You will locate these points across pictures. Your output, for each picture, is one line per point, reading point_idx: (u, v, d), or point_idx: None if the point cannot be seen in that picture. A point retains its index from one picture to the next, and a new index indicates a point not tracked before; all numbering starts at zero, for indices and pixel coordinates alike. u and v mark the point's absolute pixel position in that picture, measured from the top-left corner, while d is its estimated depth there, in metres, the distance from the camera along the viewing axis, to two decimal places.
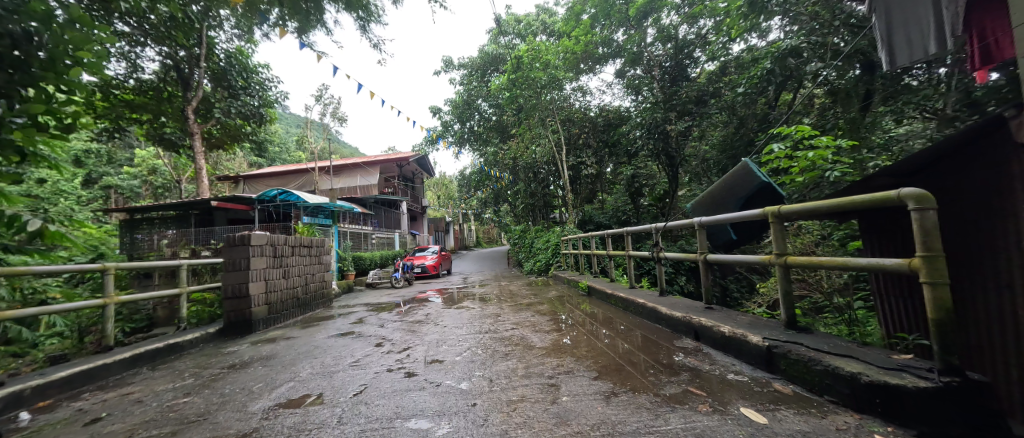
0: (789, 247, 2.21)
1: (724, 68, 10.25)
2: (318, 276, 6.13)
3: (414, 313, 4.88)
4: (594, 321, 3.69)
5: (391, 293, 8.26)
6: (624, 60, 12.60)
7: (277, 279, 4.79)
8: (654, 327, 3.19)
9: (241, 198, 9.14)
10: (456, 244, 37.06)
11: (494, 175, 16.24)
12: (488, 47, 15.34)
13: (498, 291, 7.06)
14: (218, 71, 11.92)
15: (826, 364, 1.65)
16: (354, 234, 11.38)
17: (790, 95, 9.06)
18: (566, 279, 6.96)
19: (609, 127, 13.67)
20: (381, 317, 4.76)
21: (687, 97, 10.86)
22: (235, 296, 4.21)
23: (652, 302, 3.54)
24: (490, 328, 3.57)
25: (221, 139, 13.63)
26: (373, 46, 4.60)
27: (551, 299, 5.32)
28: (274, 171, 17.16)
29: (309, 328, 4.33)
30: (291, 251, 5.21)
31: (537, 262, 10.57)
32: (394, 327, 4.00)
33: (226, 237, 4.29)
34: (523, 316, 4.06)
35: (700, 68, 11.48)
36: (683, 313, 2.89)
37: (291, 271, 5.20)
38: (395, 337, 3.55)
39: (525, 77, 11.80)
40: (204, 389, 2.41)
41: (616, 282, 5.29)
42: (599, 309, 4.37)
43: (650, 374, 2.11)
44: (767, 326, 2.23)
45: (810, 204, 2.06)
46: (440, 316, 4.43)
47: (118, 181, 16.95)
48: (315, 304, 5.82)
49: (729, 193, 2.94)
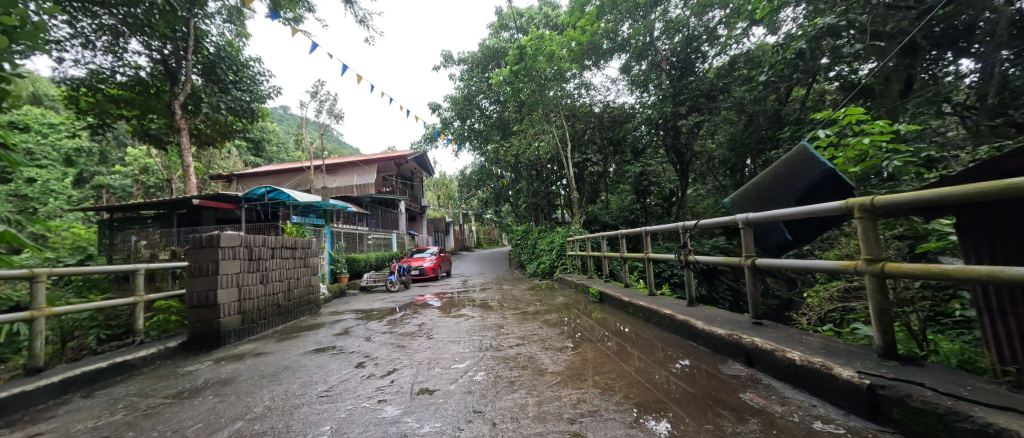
0: (881, 251, 1.69)
1: (735, 61, 9.81)
2: (304, 280, 5.62)
3: (406, 323, 4.35)
4: (613, 335, 3.16)
5: (384, 297, 7.71)
6: (629, 54, 12.07)
7: (251, 286, 4.26)
8: (688, 346, 2.66)
9: (225, 197, 8.40)
10: (456, 245, 36.41)
11: (495, 173, 15.69)
12: (488, 41, 14.82)
13: (500, 296, 6.53)
14: (208, 63, 11.42)
15: (980, 421, 1.12)
16: (349, 234, 10.86)
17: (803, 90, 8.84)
18: (573, 283, 6.44)
19: (614, 124, 13.13)
20: (370, 327, 4.24)
21: (697, 90, 10.33)
22: (200, 304, 3.71)
23: (681, 312, 3.03)
24: (491, 345, 3.04)
25: (211, 136, 13.10)
26: (359, 22, 4.12)
27: (559, 306, 4.79)
28: (268, 170, 16.69)
29: (286, 341, 3.80)
30: (270, 254, 4.69)
31: (541, 265, 10.05)
32: (381, 342, 3.47)
33: (189, 237, 3.76)
34: (530, 328, 3.53)
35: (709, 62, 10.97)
36: (728, 330, 2.36)
37: (271, 275, 4.67)
38: (381, 354, 3.04)
39: (528, 70, 11.22)
40: (129, 431, 1.89)
41: (631, 287, 4.75)
42: (615, 319, 3.83)
43: (707, 419, 1.58)
44: (854, 355, 1.69)
45: (918, 193, 1.53)
46: (435, 327, 3.92)
47: (109, 180, 16.45)
48: (300, 312, 5.32)
49: (782, 183, 2.42)
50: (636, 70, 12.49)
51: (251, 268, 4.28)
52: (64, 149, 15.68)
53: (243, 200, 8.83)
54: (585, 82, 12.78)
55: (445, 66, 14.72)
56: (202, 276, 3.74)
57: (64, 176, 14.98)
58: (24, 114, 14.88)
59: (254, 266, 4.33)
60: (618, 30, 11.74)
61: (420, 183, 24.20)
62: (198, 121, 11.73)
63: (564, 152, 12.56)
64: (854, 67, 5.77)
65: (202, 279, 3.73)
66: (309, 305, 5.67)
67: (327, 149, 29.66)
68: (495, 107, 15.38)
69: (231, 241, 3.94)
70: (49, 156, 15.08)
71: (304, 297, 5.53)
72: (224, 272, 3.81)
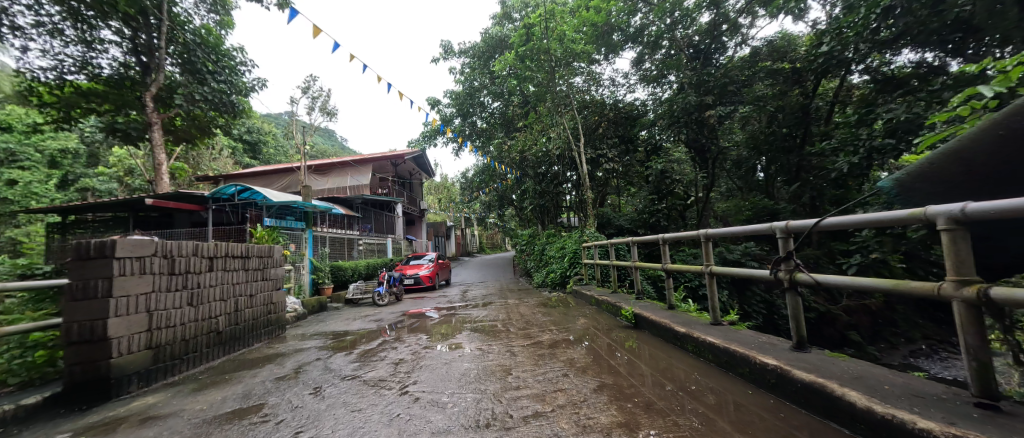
0: None
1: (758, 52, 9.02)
2: (262, 298, 4.51)
3: (379, 358, 3.26)
4: (684, 397, 2.00)
5: (369, 314, 6.58)
6: (642, 45, 11.03)
7: (172, 309, 3.17)
8: (838, 434, 1.50)
9: (188, 196, 7.27)
10: (456, 250, 34.91)
11: (499, 172, 14.56)
12: (491, 30, 13.74)
13: (506, 314, 5.41)
14: (184, 52, 10.32)
15: None
16: (336, 239, 9.74)
17: (833, 81, 8.13)
18: (595, 300, 5.29)
19: (626, 120, 12.00)
20: (328, 367, 3.10)
21: (723, 79, 9.30)
22: (83, 340, 2.62)
23: (798, 365, 1.88)
24: (493, 415, 1.92)
25: (191, 132, 12.10)
26: None
27: (582, 335, 3.67)
28: (259, 171, 15.69)
29: (201, 392, 2.69)
30: (206, 266, 3.60)
31: (551, 274, 8.94)
32: (333, 399, 2.34)
33: (70, 246, 2.68)
34: (551, 380, 2.38)
35: (729, 54, 10.21)
36: (951, 424, 1.21)
37: (206, 293, 3.57)
38: (323, 428, 1.92)
39: (536, 53, 10.13)
40: None
41: (677, 310, 3.59)
42: (670, 361, 2.67)
43: None
44: None
45: None
46: (418, 369, 2.84)
47: (95, 183, 15.35)
48: (254, 337, 4.21)
49: (1019, 143, 1.44)
50: (649, 64, 11.43)
51: (175, 285, 3.21)
52: (47, 150, 14.63)
53: (212, 201, 7.75)
54: (594, 74, 11.65)
55: (445, 58, 13.67)
56: (85, 300, 2.64)
57: (48, 179, 14.07)
58: (7, 114, 13.94)
59: (180, 281, 3.26)
60: (630, 20, 10.58)
61: (419, 185, 23.18)
62: (172, 115, 10.62)
63: (576, 148, 11.38)
64: (887, 59, 6.05)
65: (85, 305, 2.63)
66: (268, 328, 4.56)
67: (325, 150, 28.64)
68: (498, 102, 14.27)
69: (137, 250, 2.87)
70: (32, 156, 14.13)
71: (261, 317, 4.42)
72: (121, 294, 2.71)
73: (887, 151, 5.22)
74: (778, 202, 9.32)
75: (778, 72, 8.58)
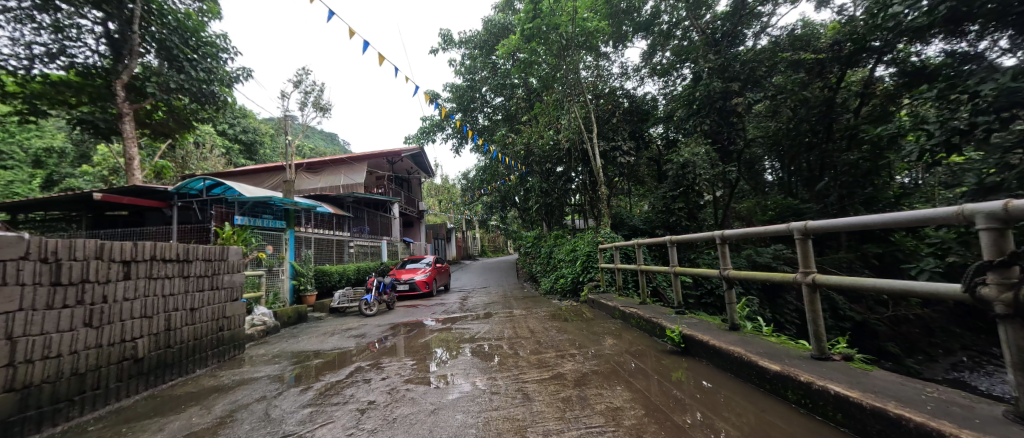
0: None
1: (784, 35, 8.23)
2: (209, 312, 3.64)
3: (340, 399, 2.38)
4: None
5: (352, 326, 5.71)
6: (655, 32, 10.13)
7: (57, 333, 2.30)
8: None
9: (150, 190, 6.51)
10: (457, 252, 33.91)
11: (504, 169, 13.66)
12: (494, 17, 12.90)
13: (510, 329, 4.54)
14: (161, 37, 9.53)
15: None
16: (323, 241, 8.91)
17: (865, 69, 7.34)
18: (620, 313, 4.41)
19: (636, 114, 11.17)
20: (266, 417, 2.18)
21: (749, 64, 8.43)
22: None
23: None
24: None
25: (170, 126, 11.29)
26: None
27: (611, 364, 2.79)
28: (248, 171, 14.93)
29: None
30: (119, 273, 2.74)
31: (560, 280, 8.05)
32: None
33: None
34: None
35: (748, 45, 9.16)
36: None
37: (118, 308, 2.70)
38: None
39: (545, 34, 9.17)
40: None
41: (741, 333, 2.71)
42: (765, 416, 1.77)
43: None
44: None
45: None
46: (388, 424, 1.94)
47: (82, 184, 13.99)
48: (194, 363, 3.33)
49: None
50: (660, 56, 10.63)
51: (61, 300, 2.35)
52: (32, 149, 13.84)
53: (177, 196, 6.99)
54: (602, 66, 10.89)
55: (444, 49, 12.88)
56: None
57: (32, 178, 13.22)
58: None
59: (71, 294, 2.40)
60: (642, 5, 9.77)
61: (418, 184, 22.41)
62: (146, 105, 9.83)
63: (588, 141, 10.47)
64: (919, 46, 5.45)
65: None
66: (217, 349, 3.68)
67: (322, 151, 27.79)
68: (502, 96, 13.42)
69: None
70: (15, 155, 13.40)
71: (206, 337, 3.54)
72: None
73: (971, 133, 4.27)
74: (806, 200, 8.44)
75: (800, 63, 7.71)
